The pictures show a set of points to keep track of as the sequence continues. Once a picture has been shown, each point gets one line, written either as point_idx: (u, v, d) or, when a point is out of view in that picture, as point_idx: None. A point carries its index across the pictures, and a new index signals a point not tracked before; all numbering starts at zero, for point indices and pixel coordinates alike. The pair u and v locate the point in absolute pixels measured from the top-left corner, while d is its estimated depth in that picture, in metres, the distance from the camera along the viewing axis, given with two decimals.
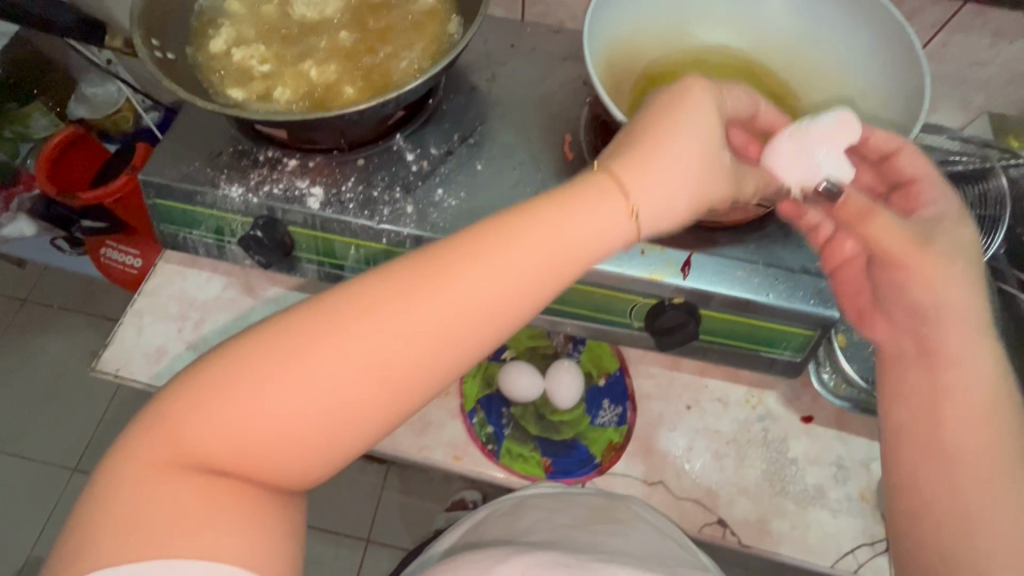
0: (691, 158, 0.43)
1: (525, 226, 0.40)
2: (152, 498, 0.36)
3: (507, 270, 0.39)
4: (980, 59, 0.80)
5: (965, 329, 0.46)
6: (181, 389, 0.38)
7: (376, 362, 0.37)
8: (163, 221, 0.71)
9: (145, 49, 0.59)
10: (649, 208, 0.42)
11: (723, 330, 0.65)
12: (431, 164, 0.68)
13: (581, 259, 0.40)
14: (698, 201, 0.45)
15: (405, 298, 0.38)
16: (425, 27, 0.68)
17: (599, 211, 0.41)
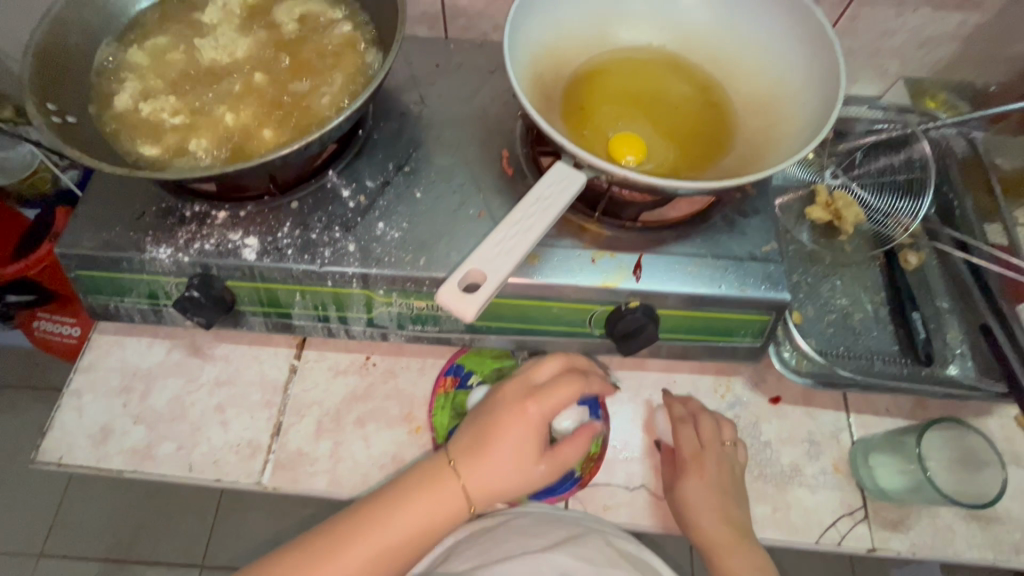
0: (515, 457, 0.58)
1: (393, 502, 0.57)
2: None
3: (388, 538, 0.56)
4: (888, 29, 0.83)
5: (705, 490, 0.61)
6: None
7: None
8: (90, 293, 0.66)
9: (38, 115, 0.55)
10: (478, 480, 0.58)
11: (682, 325, 0.65)
12: (368, 198, 0.66)
13: (441, 525, 0.58)
14: (524, 464, 0.58)
15: (322, 549, 0.55)
16: (343, 58, 0.66)
17: (443, 496, 0.57)
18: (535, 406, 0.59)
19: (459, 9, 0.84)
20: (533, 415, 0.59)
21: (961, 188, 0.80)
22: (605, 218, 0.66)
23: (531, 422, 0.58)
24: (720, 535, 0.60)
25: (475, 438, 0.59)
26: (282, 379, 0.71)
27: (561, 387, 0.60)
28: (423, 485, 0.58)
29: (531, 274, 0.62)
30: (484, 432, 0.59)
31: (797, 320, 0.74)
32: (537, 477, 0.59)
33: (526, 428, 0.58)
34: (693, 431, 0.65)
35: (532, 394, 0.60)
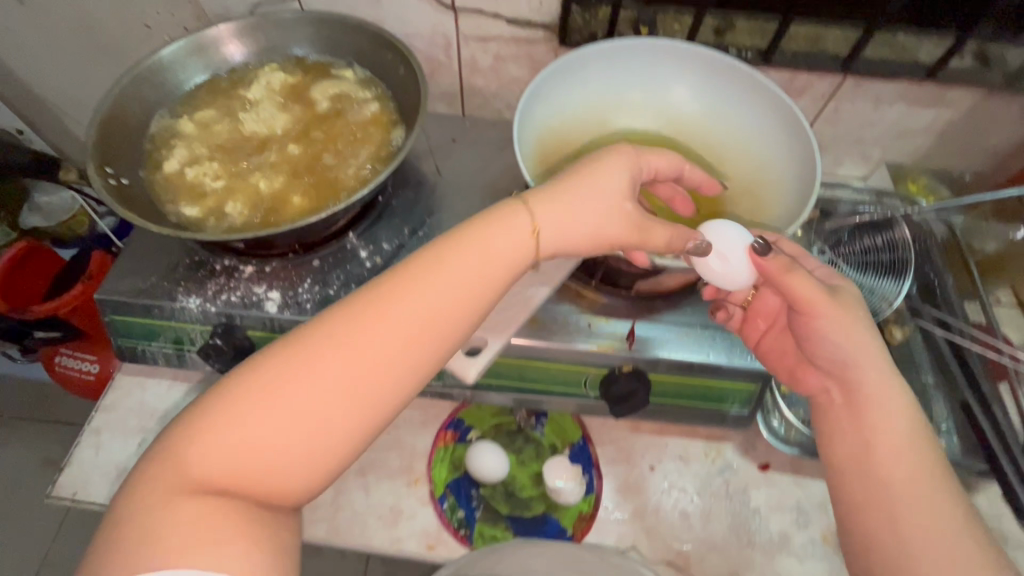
0: (597, 196, 0.54)
1: (390, 298, 0.48)
2: (155, 544, 0.40)
3: (369, 341, 0.46)
4: (867, 120, 0.90)
5: (876, 373, 0.55)
6: (124, 521, 0.41)
7: (314, 402, 0.44)
8: (120, 336, 0.71)
9: (98, 178, 0.62)
10: (555, 232, 0.52)
11: (673, 390, 0.69)
12: (384, 259, 0.72)
13: (441, 299, 0.48)
14: (614, 217, 0.53)
15: (353, 322, 0.46)
16: (370, 135, 0.73)
17: (440, 279, 0.49)
18: (628, 150, 0.57)
19: (476, 90, 0.93)
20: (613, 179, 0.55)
21: (942, 269, 0.85)
22: (601, 286, 0.71)
23: (612, 206, 0.54)
24: (892, 450, 0.51)
25: (566, 190, 0.53)
26: None
27: (604, 160, 0.56)
28: (438, 257, 0.50)
29: (531, 335, 0.66)
30: (563, 188, 0.53)
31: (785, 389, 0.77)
32: (628, 219, 0.54)
33: (613, 202, 0.54)
34: (808, 284, 0.56)
35: (592, 179, 0.54)
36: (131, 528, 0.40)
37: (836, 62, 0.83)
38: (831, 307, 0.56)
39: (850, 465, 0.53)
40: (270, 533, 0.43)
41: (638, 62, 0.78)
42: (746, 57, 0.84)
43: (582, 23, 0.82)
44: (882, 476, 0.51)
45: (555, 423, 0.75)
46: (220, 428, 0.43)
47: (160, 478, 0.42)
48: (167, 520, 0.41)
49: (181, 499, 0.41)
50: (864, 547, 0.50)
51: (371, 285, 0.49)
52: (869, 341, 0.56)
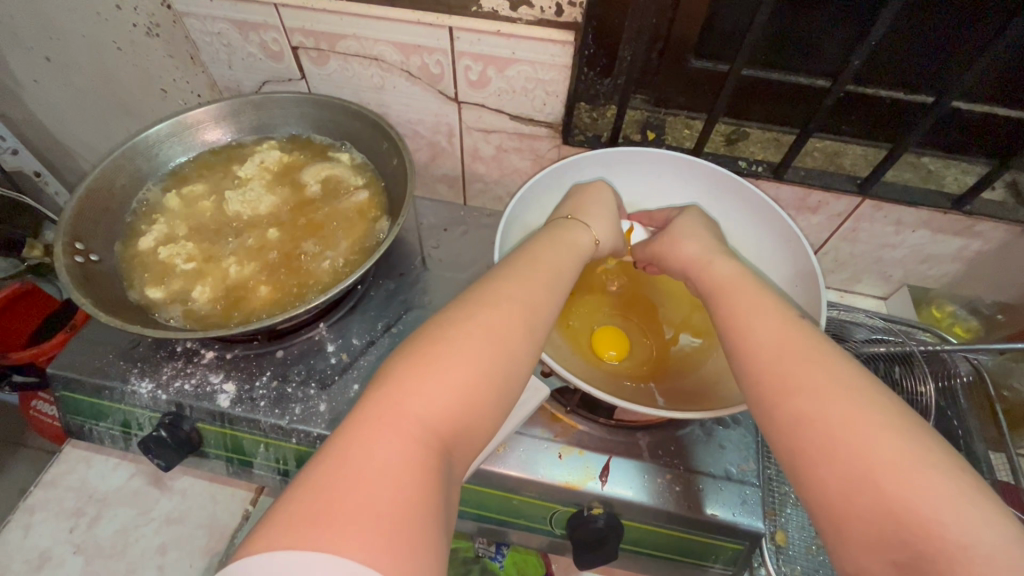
0: (612, 215, 0.65)
1: (513, 272, 0.51)
2: (365, 491, 0.35)
3: (515, 301, 0.48)
4: (888, 242, 0.85)
5: (722, 274, 0.56)
6: (313, 476, 0.36)
7: (494, 346, 0.44)
8: (69, 412, 0.68)
9: (64, 255, 0.60)
10: (602, 234, 0.62)
11: (648, 538, 0.61)
12: (350, 356, 0.68)
13: (562, 277, 0.53)
14: (619, 227, 0.65)
15: (507, 281, 0.50)
16: (353, 225, 0.71)
17: (548, 258, 0.54)
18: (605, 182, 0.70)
19: (478, 176, 0.91)
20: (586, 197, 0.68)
21: (964, 410, 0.77)
22: (577, 411, 0.64)
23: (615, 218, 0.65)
24: (846, 413, 0.39)
25: (592, 205, 0.65)
26: (231, 526, 0.69)
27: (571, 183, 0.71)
28: (542, 244, 0.56)
29: (495, 462, 0.60)
30: (591, 203, 0.65)
31: (781, 541, 0.67)
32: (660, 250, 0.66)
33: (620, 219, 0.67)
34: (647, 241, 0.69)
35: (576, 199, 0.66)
36: (314, 503, 0.34)
37: (853, 182, 0.79)
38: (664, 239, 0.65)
39: (800, 440, 0.40)
40: (448, 497, 0.39)
41: (640, 169, 0.75)
42: (757, 169, 0.80)
43: (589, 121, 0.79)
44: (836, 433, 0.39)
45: (517, 554, 0.68)
46: (415, 376, 0.41)
47: (338, 455, 0.37)
48: (354, 482, 0.35)
49: (367, 463, 0.36)
50: (887, 543, 0.35)
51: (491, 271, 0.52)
52: (749, 290, 0.52)
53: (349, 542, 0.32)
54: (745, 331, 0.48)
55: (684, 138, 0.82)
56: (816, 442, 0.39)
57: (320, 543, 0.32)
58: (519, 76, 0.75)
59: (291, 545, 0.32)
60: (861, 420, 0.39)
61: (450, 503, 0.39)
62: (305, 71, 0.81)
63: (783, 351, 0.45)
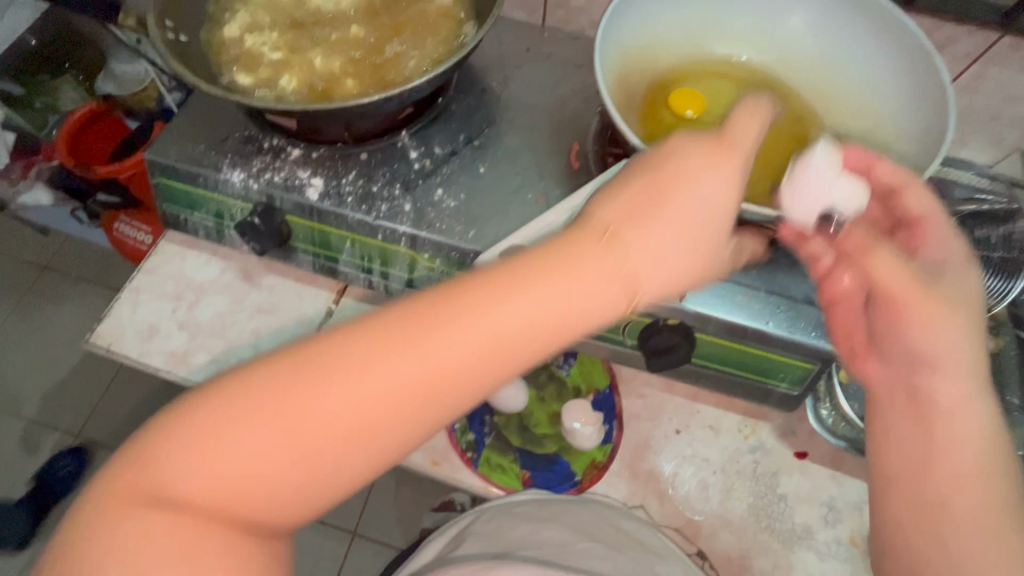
0: (703, 181, 0.41)
1: (466, 305, 0.35)
2: (144, 554, 0.32)
3: (462, 341, 0.35)
4: (1013, 94, 0.76)
5: (955, 327, 0.45)
6: (101, 492, 0.33)
7: (368, 405, 0.34)
8: (167, 201, 0.71)
9: (157, 29, 0.59)
10: (655, 264, 0.39)
11: (718, 354, 0.63)
12: (433, 163, 0.68)
13: (545, 322, 0.36)
14: (724, 230, 0.42)
15: (442, 311, 0.35)
16: (439, 28, 0.68)
17: (522, 302, 0.36)
18: (713, 124, 0.43)
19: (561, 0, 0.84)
20: (708, 178, 0.41)
21: None
22: None
23: (736, 173, 0.42)
24: (962, 452, 0.44)
25: (698, 167, 0.41)
26: (317, 320, 0.73)
27: (751, 119, 0.44)
28: (543, 278, 0.36)
29: None
30: (658, 188, 0.40)
31: (844, 378, 0.69)
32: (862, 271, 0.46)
33: (731, 180, 0.42)
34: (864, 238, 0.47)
35: (655, 180, 0.41)
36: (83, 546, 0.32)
37: (996, 14, 0.71)
38: (924, 305, 0.45)
39: (916, 483, 0.45)
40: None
41: None
42: None
43: None
44: (938, 478, 0.44)
45: (583, 365, 0.71)
46: (255, 403, 0.33)
47: (146, 481, 0.33)
48: (130, 550, 0.32)
49: (154, 509, 0.32)
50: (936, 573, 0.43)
51: (434, 287, 0.37)
52: (937, 305, 0.45)
53: None
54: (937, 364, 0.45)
55: None
56: (929, 497, 0.44)
57: None
58: None
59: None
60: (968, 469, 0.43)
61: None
62: None
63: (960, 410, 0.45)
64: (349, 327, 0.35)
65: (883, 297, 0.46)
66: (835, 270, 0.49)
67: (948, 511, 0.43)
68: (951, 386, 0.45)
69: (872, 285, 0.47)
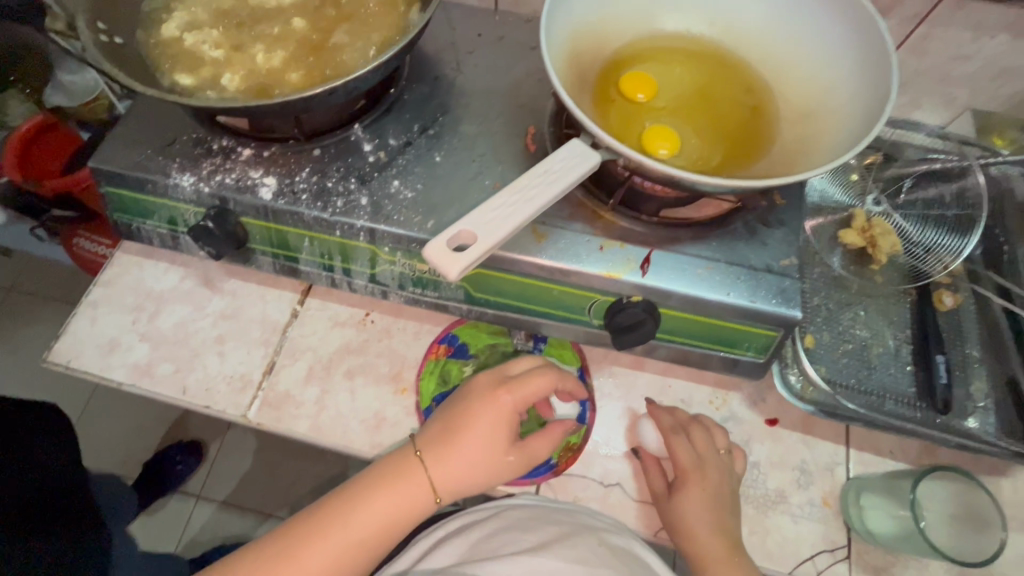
0: (481, 448, 0.58)
1: (375, 493, 0.57)
2: None
3: (383, 510, 0.56)
4: (960, 53, 0.77)
5: (700, 496, 0.60)
6: None
7: (337, 556, 0.54)
8: (117, 210, 0.69)
9: (87, 31, 0.57)
10: (447, 479, 0.57)
11: (683, 327, 0.63)
12: (388, 155, 0.67)
13: (397, 517, 0.56)
14: (490, 466, 0.58)
15: (373, 490, 0.57)
16: (384, 17, 0.66)
17: (406, 493, 0.57)
18: (508, 398, 0.59)
19: None
20: (506, 402, 0.59)
21: (1015, 235, 0.75)
22: (621, 209, 0.64)
23: (507, 407, 0.59)
24: None
25: (452, 427, 0.59)
26: (283, 321, 0.72)
27: (536, 378, 0.60)
28: (412, 474, 0.57)
29: (536, 252, 0.61)
30: (455, 434, 0.58)
31: (810, 344, 0.71)
32: (685, 533, 0.60)
33: (501, 415, 0.58)
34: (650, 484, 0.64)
35: (457, 409, 0.60)
36: None
37: None
38: (697, 490, 0.60)
39: None
40: None
41: None
42: None
43: None
44: None
45: (553, 349, 0.71)
46: None
47: None
48: None
49: None
50: None
51: (347, 482, 0.59)
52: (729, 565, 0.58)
53: None
54: (691, 531, 0.59)
55: None
56: None
57: None
58: None
59: None
60: None
61: None
62: None
63: None
64: (290, 529, 0.56)
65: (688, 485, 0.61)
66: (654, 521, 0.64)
67: None
68: (711, 475, 0.61)
69: (662, 505, 0.62)
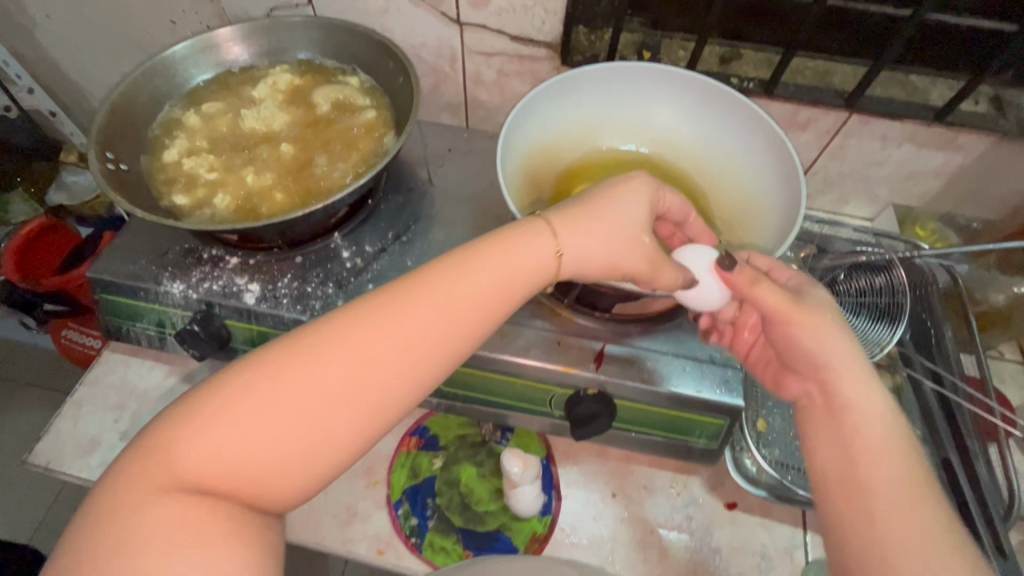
0: (613, 226, 0.53)
1: (485, 250, 0.50)
2: (168, 533, 0.38)
3: (490, 280, 0.49)
4: (874, 160, 0.88)
5: (826, 339, 0.53)
6: (141, 445, 0.41)
7: (444, 321, 0.47)
8: (108, 314, 0.74)
9: (97, 163, 0.65)
10: (580, 254, 0.52)
11: (638, 417, 0.68)
12: (364, 261, 0.73)
13: (515, 282, 0.50)
14: (624, 247, 0.53)
15: (480, 257, 0.50)
16: (363, 142, 0.75)
17: (518, 253, 0.51)
18: (628, 194, 0.55)
19: (479, 103, 0.94)
20: (628, 206, 0.54)
21: (941, 319, 0.81)
22: (577, 307, 0.70)
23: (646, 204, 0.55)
24: (890, 477, 0.47)
25: (581, 220, 0.53)
26: None
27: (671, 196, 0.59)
28: (536, 236, 0.52)
29: (499, 350, 0.66)
30: (592, 205, 0.54)
31: (762, 428, 0.75)
32: (805, 340, 0.54)
33: (633, 205, 0.55)
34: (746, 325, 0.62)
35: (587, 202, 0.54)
36: (108, 531, 0.38)
37: (840, 97, 0.82)
38: (801, 314, 0.54)
39: (853, 519, 0.47)
40: (322, 417, 0.43)
41: (635, 79, 0.76)
42: (748, 86, 0.83)
43: (587, 44, 0.83)
44: (868, 448, 0.48)
45: (520, 439, 0.75)
46: (284, 374, 0.43)
47: (154, 461, 0.40)
48: (153, 528, 0.38)
49: (181, 472, 0.40)
50: None
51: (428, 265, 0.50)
52: (887, 459, 0.48)
53: (169, 558, 0.37)
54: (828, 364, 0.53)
55: (678, 59, 0.85)
56: (864, 515, 0.46)
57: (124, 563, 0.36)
58: None
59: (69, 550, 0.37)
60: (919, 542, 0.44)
61: (337, 405, 0.43)
62: None
63: (899, 493, 0.46)
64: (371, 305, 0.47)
65: (801, 318, 0.54)
66: (795, 386, 0.57)
67: (880, 496, 0.46)
68: (810, 322, 0.54)
69: (796, 364, 0.56)
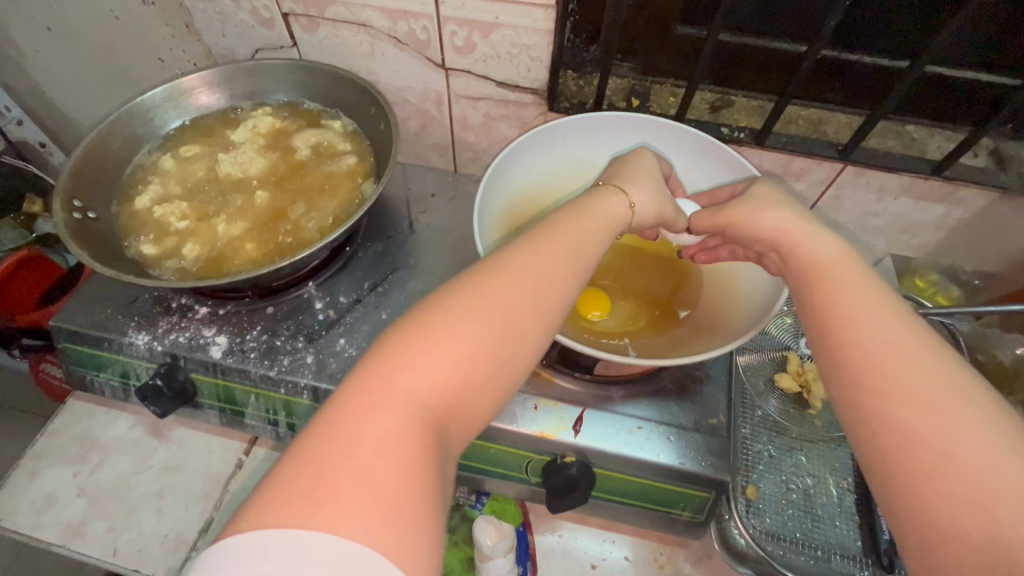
0: (656, 181, 0.59)
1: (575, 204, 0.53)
2: (366, 475, 0.35)
3: (595, 222, 0.52)
4: (871, 211, 0.86)
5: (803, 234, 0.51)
6: (316, 424, 0.37)
7: (570, 260, 0.48)
8: (72, 363, 0.71)
9: (62, 212, 0.62)
10: (643, 204, 0.56)
11: (618, 487, 0.64)
12: (337, 313, 0.71)
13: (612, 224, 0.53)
14: (665, 196, 0.59)
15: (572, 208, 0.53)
16: (341, 190, 0.73)
17: (605, 206, 0.53)
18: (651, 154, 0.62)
19: (467, 145, 0.92)
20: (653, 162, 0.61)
21: None
22: (556, 367, 0.67)
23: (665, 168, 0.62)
24: (880, 335, 0.42)
25: (633, 178, 0.58)
26: (225, 473, 0.72)
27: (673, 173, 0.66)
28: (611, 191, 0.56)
29: None
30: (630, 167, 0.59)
31: (752, 495, 0.70)
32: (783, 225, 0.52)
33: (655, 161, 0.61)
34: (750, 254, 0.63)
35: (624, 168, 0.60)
36: (301, 488, 0.33)
37: (834, 148, 0.79)
38: (745, 210, 0.56)
39: (874, 428, 0.39)
40: (491, 349, 0.42)
41: (621, 128, 0.74)
42: (738, 136, 0.81)
43: (575, 89, 0.82)
44: (863, 334, 0.42)
45: (496, 504, 0.70)
46: (442, 321, 0.42)
47: (335, 431, 0.36)
48: (350, 473, 0.34)
49: (363, 431, 0.37)
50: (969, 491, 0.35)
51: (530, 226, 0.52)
52: (866, 303, 0.44)
53: (367, 500, 0.33)
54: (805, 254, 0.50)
55: (668, 105, 0.83)
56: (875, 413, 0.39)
57: (321, 523, 0.32)
58: (503, 41, 0.76)
59: (237, 532, 0.32)
60: (914, 374, 0.39)
61: (504, 339, 0.43)
62: (295, 38, 0.83)
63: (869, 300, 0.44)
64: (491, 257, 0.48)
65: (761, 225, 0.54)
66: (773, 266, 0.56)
67: (894, 382, 0.39)
68: (752, 210, 0.55)
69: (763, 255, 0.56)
